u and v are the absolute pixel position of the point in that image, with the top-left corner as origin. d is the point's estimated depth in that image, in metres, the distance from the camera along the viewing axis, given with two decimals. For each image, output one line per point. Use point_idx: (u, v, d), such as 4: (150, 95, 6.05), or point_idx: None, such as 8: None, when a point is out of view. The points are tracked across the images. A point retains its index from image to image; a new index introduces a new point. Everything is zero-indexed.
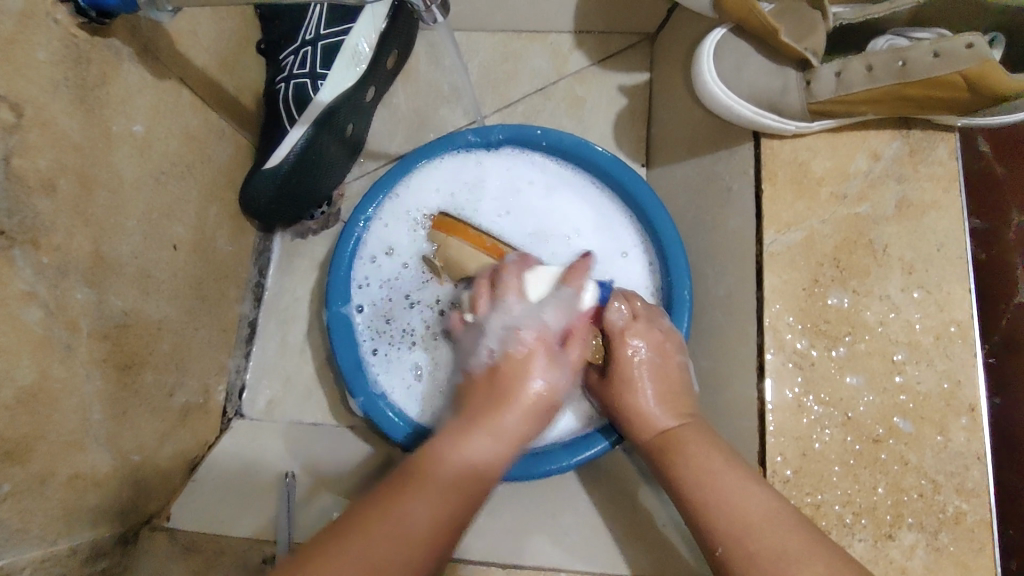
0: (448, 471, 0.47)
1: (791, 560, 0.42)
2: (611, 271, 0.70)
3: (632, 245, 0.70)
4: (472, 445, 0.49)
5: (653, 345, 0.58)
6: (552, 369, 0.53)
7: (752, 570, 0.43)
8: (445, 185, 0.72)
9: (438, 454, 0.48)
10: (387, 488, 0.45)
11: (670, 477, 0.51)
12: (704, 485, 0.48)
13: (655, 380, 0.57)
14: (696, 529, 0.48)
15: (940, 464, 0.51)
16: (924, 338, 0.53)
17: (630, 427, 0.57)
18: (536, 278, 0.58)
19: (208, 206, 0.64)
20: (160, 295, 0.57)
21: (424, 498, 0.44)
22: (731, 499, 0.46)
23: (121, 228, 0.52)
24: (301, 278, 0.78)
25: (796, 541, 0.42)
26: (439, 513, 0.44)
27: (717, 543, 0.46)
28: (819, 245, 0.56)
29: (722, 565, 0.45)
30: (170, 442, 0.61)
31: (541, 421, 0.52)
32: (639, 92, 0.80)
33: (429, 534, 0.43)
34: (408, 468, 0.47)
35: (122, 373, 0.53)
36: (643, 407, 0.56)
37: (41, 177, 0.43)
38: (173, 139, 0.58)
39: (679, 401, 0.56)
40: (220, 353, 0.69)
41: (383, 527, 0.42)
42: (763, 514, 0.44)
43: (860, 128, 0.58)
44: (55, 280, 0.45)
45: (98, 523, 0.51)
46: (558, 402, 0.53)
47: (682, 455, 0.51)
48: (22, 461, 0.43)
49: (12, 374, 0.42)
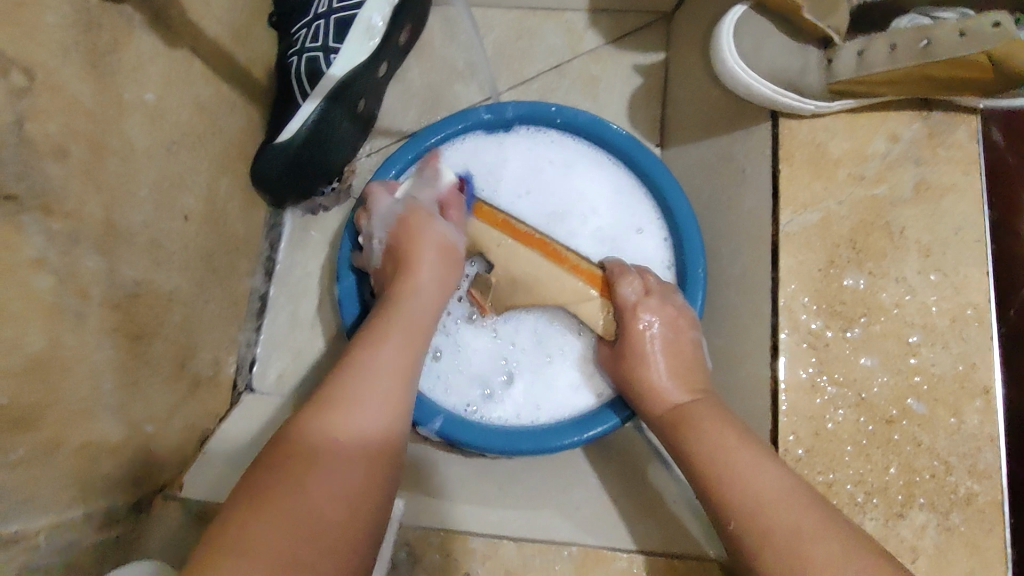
0: (339, 432, 0.43)
1: (805, 536, 0.42)
2: (626, 249, 0.69)
3: (648, 223, 0.69)
4: (373, 393, 0.46)
5: (665, 319, 0.59)
6: (440, 224, 0.60)
7: (764, 545, 0.43)
8: (457, 166, 0.71)
9: (306, 419, 0.44)
10: (277, 463, 0.41)
11: (683, 452, 0.51)
12: (718, 463, 0.48)
13: (667, 355, 0.57)
14: (710, 506, 0.48)
15: (952, 445, 0.51)
16: (940, 321, 0.53)
17: (642, 403, 0.57)
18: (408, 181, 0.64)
19: (219, 178, 0.64)
20: (171, 266, 0.57)
21: (324, 457, 0.42)
22: (740, 475, 0.46)
23: (132, 197, 0.51)
24: (312, 253, 0.78)
25: (807, 515, 0.43)
26: (346, 468, 0.42)
27: (729, 518, 0.46)
28: (835, 225, 0.56)
29: (735, 542, 0.45)
30: (180, 414, 0.61)
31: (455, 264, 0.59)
32: (654, 72, 0.79)
33: (348, 482, 0.42)
34: (273, 446, 0.43)
35: (133, 343, 0.53)
36: (655, 381, 0.56)
37: (51, 144, 0.43)
38: (184, 109, 0.57)
39: (692, 376, 0.56)
40: (230, 326, 0.69)
41: (303, 485, 0.40)
42: (773, 488, 0.45)
43: (880, 109, 0.58)
44: (67, 247, 0.45)
45: (108, 492, 0.51)
46: (454, 249, 0.59)
47: (694, 433, 0.51)
48: (34, 427, 0.43)
49: (24, 340, 0.42)
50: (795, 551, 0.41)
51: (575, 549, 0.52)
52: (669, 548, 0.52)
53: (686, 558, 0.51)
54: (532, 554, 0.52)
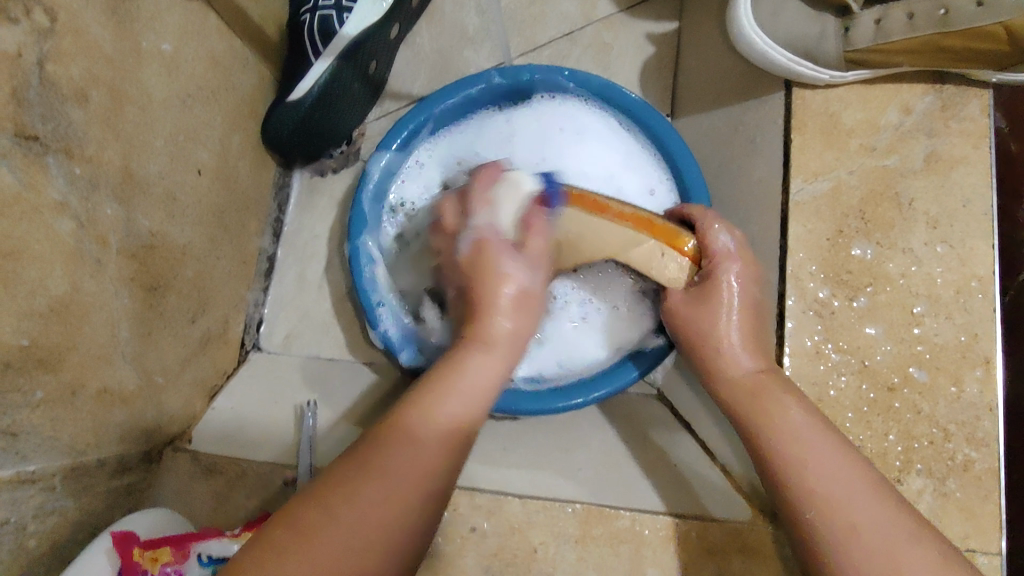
0: (429, 430, 0.42)
1: (894, 534, 0.40)
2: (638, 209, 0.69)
3: (658, 182, 0.70)
4: (459, 392, 0.44)
5: (748, 274, 0.56)
6: (515, 262, 0.53)
7: (848, 538, 0.40)
8: (468, 134, 0.73)
9: (411, 411, 0.43)
10: (376, 444, 0.41)
11: (742, 420, 0.49)
12: (786, 439, 0.46)
13: (742, 314, 0.55)
14: (776, 491, 0.45)
15: (952, 413, 0.52)
16: (945, 292, 0.54)
17: (714, 362, 0.54)
18: (503, 189, 0.59)
19: (231, 135, 0.64)
20: (184, 220, 0.57)
21: (403, 457, 0.40)
22: (825, 466, 0.44)
23: (148, 147, 0.51)
24: (320, 216, 0.78)
25: (890, 513, 0.41)
26: (426, 461, 0.41)
27: (792, 494, 0.44)
28: (845, 195, 0.56)
29: (809, 530, 0.42)
30: (191, 368, 0.61)
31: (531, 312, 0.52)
32: (666, 40, 0.79)
33: (426, 474, 0.41)
34: (377, 433, 0.42)
35: (148, 294, 0.53)
36: (729, 337, 0.54)
37: (73, 87, 0.43)
38: (199, 61, 0.57)
39: (760, 343, 0.54)
40: (239, 284, 0.69)
41: (384, 479, 0.39)
42: (853, 478, 0.43)
43: (894, 81, 0.58)
44: (87, 193, 0.45)
45: (123, 440, 0.52)
46: (525, 287, 0.52)
47: (775, 409, 0.48)
48: (54, 370, 0.43)
49: (46, 283, 0.42)
50: (882, 547, 0.39)
51: (579, 507, 0.53)
52: (672, 508, 0.53)
53: (688, 518, 0.53)
54: (536, 511, 0.53)
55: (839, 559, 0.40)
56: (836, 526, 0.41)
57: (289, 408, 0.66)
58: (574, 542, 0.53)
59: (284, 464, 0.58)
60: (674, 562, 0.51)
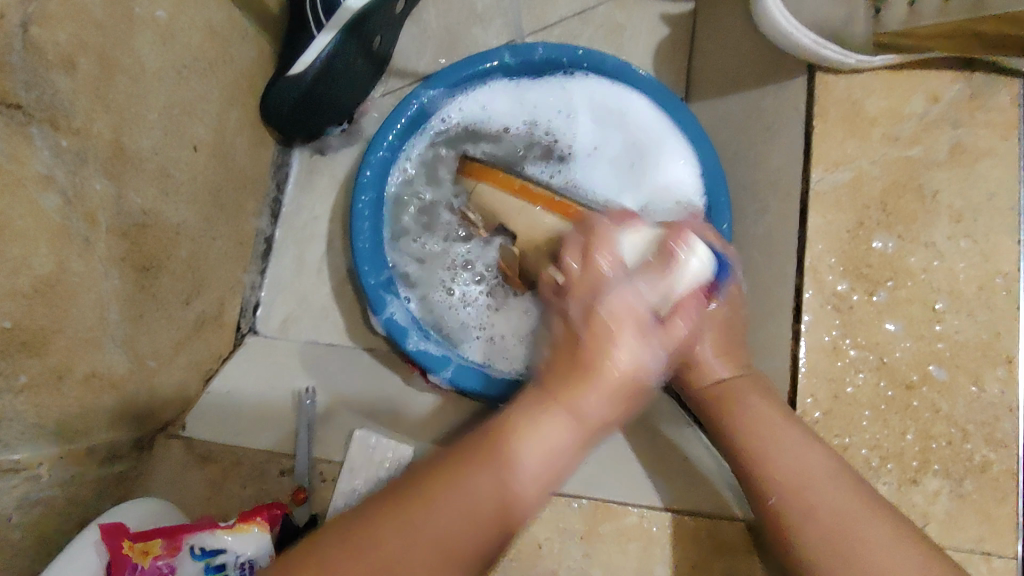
0: (523, 438, 0.38)
1: (853, 515, 0.41)
2: (666, 189, 0.67)
3: (689, 156, 0.65)
4: (540, 442, 0.38)
5: (722, 288, 0.53)
6: (616, 248, 0.45)
7: (811, 521, 0.42)
8: (513, 101, 0.70)
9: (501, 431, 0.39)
10: (467, 453, 0.38)
11: (724, 426, 0.50)
12: (766, 440, 0.47)
13: (721, 332, 0.54)
14: (748, 481, 0.47)
15: (971, 413, 0.50)
16: (968, 288, 0.52)
17: (687, 374, 0.54)
18: (635, 237, 0.47)
19: (228, 110, 0.61)
20: (178, 197, 0.55)
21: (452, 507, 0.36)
22: (791, 455, 0.45)
23: (141, 121, 0.49)
24: (319, 196, 0.76)
25: (876, 514, 0.41)
26: (472, 506, 0.36)
27: (772, 494, 0.45)
28: (867, 186, 0.54)
29: (775, 515, 0.44)
30: (185, 352, 0.59)
31: (629, 402, 0.41)
32: (682, 22, 0.76)
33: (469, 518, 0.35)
34: (480, 435, 0.39)
35: (140, 276, 0.51)
36: (702, 357, 0.53)
37: (60, 53, 0.40)
38: (196, 31, 0.54)
39: (736, 350, 0.54)
40: (235, 267, 0.67)
41: (452, 493, 0.36)
42: (833, 478, 0.43)
43: (921, 67, 0.55)
44: (74, 166, 0.42)
45: (114, 427, 0.50)
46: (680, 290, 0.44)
47: (743, 406, 0.50)
48: (39, 353, 0.41)
49: (29, 262, 0.40)
50: (845, 530, 0.41)
51: (585, 502, 0.52)
52: (682, 504, 0.52)
53: (699, 516, 0.51)
54: (542, 506, 0.52)
55: (803, 543, 0.42)
56: (819, 528, 0.41)
57: (286, 394, 0.63)
58: (580, 539, 0.52)
59: (281, 451, 0.58)
60: (682, 560, 0.50)
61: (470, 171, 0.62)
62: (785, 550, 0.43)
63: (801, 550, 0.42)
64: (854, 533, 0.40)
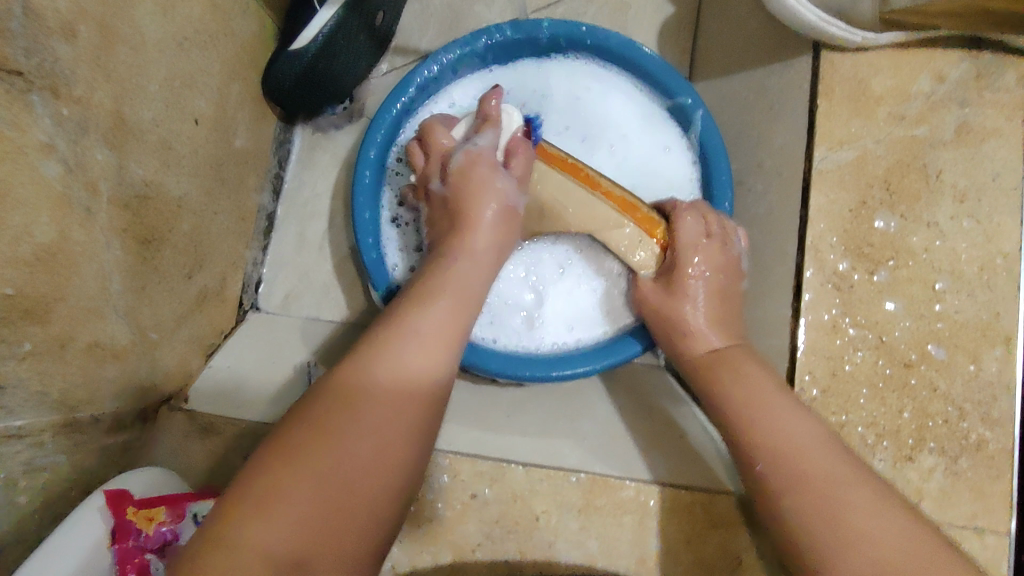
0: (377, 375, 0.40)
1: (836, 480, 0.42)
2: (654, 168, 0.68)
3: (676, 141, 0.68)
4: (421, 341, 0.43)
5: (719, 268, 0.57)
6: (503, 180, 0.53)
7: (799, 487, 0.42)
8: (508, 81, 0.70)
9: (352, 363, 0.41)
10: (326, 408, 0.38)
11: (716, 394, 0.51)
12: (755, 409, 0.47)
13: (711, 300, 0.56)
14: (738, 449, 0.47)
15: (968, 392, 0.51)
16: (969, 269, 0.52)
17: (678, 342, 0.56)
18: (492, 104, 0.57)
19: (230, 84, 0.61)
20: (180, 170, 0.55)
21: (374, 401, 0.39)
22: (780, 421, 0.46)
23: (142, 92, 0.49)
24: (322, 174, 0.76)
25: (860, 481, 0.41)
26: (376, 429, 0.38)
27: (759, 460, 0.45)
28: (870, 165, 0.54)
29: (762, 481, 0.45)
30: (186, 326, 0.59)
31: (508, 236, 0.53)
32: (687, 0, 0.75)
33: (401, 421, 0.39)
34: (331, 391, 0.39)
35: (141, 248, 0.51)
36: (695, 323, 0.55)
37: (60, 20, 0.40)
38: (196, 3, 0.54)
39: (730, 321, 0.55)
40: (237, 242, 0.67)
41: (332, 455, 0.36)
42: (822, 447, 0.44)
43: (927, 46, 0.55)
44: (75, 136, 0.43)
45: (118, 397, 0.51)
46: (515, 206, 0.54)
47: (733, 375, 0.50)
48: (42, 322, 0.42)
49: (31, 230, 0.40)
50: (831, 494, 0.41)
51: (583, 476, 0.53)
52: (677, 479, 0.53)
53: (696, 491, 0.51)
54: (540, 479, 0.53)
55: (787, 506, 0.42)
56: (804, 493, 0.42)
57: (288, 369, 0.64)
58: (577, 512, 0.52)
59: (280, 426, 0.57)
60: (678, 533, 0.51)
61: (478, 119, 0.60)
62: (772, 514, 0.43)
63: (787, 513, 0.42)
64: (838, 499, 0.41)
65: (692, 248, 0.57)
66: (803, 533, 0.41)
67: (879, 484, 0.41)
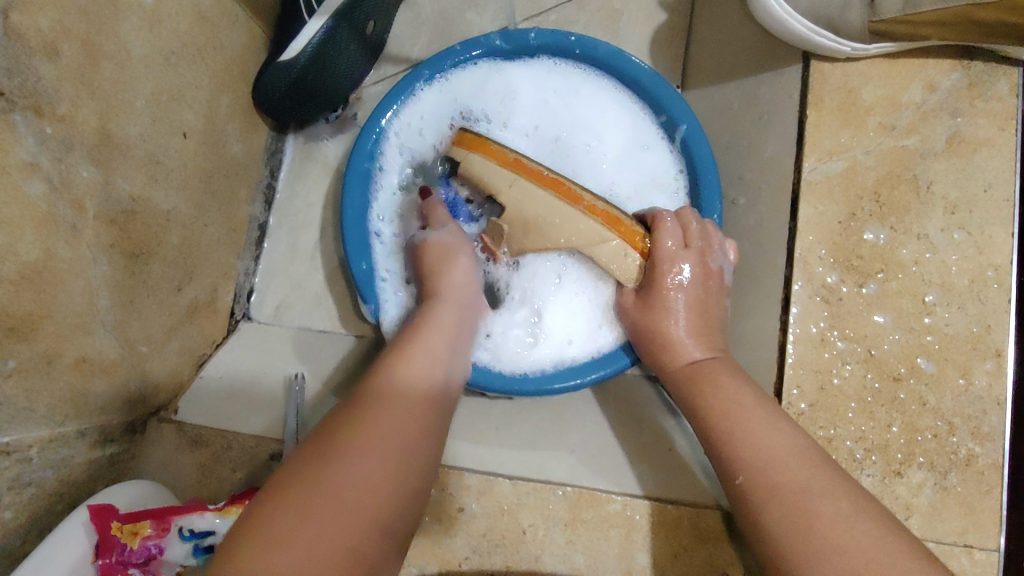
0: (406, 383, 0.43)
1: (813, 491, 0.41)
2: (636, 170, 0.67)
3: (657, 142, 0.67)
4: (425, 355, 0.46)
5: (698, 277, 0.56)
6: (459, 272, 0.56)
7: (773, 499, 0.42)
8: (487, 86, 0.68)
9: (381, 373, 0.43)
10: (333, 422, 0.39)
11: (696, 407, 0.50)
12: (735, 421, 0.47)
13: (693, 313, 0.56)
14: (719, 464, 0.47)
15: (958, 407, 0.50)
16: (959, 281, 0.51)
17: (659, 356, 0.56)
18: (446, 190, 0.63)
19: (219, 96, 0.61)
20: (168, 184, 0.55)
21: (395, 396, 0.41)
22: (755, 434, 0.46)
23: (128, 108, 0.49)
24: (314, 183, 0.76)
25: (838, 491, 0.41)
26: (397, 427, 0.39)
27: (738, 473, 0.45)
28: (860, 176, 0.54)
29: (741, 494, 0.44)
30: (177, 338, 0.60)
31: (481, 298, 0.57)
32: (680, 7, 0.75)
33: (406, 426, 0.40)
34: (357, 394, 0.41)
35: (130, 262, 0.51)
36: (675, 334, 0.55)
37: (42, 39, 0.40)
38: (184, 16, 0.54)
39: (712, 334, 0.55)
40: (228, 253, 0.67)
41: (361, 447, 0.37)
42: (800, 458, 0.43)
43: (919, 55, 0.54)
44: (60, 154, 0.43)
45: (106, 411, 0.51)
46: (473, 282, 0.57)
47: (712, 387, 0.50)
48: (28, 339, 0.42)
49: (16, 248, 0.40)
50: (800, 504, 0.41)
51: (569, 489, 0.53)
52: (664, 494, 0.52)
53: (682, 505, 0.51)
54: (527, 493, 0.53)
55: (764, 519, 0.42)
56: (780, 505, 0.41)
57: (278, 381, 0.64)
58: (564, 526, 0.52)
59: (269, 436, 0.57)
60: (665, 547, 0.51)
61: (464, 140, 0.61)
62: (751, 527, 0.43)
63: (763, 527, 0.42)
64: (813, 510, 0.40)
65: (672, 258, 0.56)
66: (779, 547, 0.40)
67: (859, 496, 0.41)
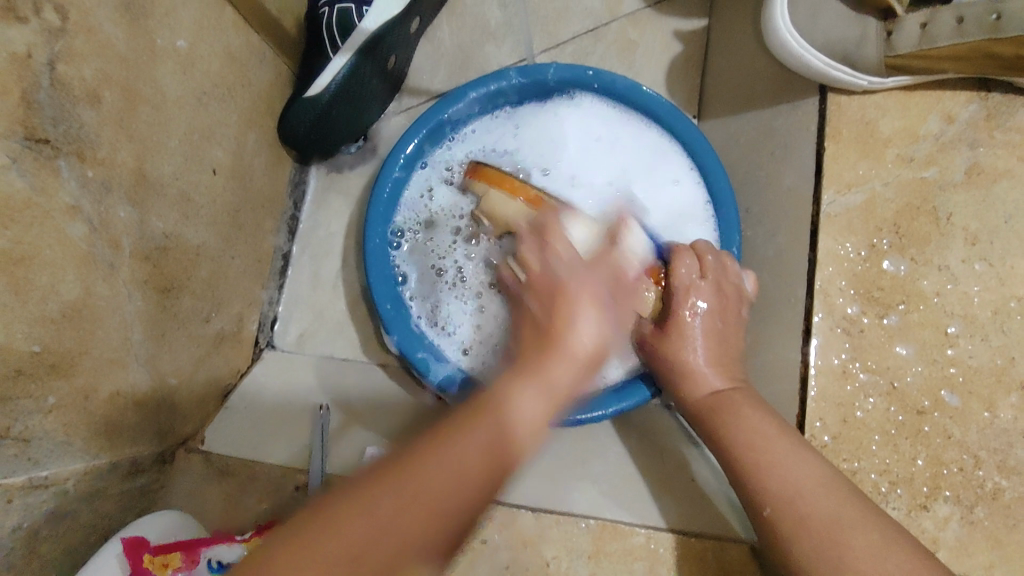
0: (506, 417, 0.39)
1: (843, 525, 0.41)
2: (656, 202, 0.68)
3: (677, 172, 0.68)
4: (528, 396, 0.41)
5: (715, 307, 0.57)
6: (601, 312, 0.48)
7: (803, 532, 0.42)
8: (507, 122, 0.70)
9: (494, 409, 0.40)
10: (406, 450, 0.37)
11: (719, 437, 0.51)
12: (758, 449, 0.47)
13: (710, 342, 0.56)
14: (744, 494, 0.48)
15: (984, 439, 0.50)
16: (982, 312, 0.51)
17: (677, 385, 0.56)
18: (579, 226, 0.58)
19: (247, 133, 0.63)
20: (198, 220, 0.56)
21: (481, 440, 0.37)
22: (778, 466, 0.46)
23: (162, 148, 0.50)
24: (336, 212, 0.77)
25: (871, 524, 0.41)
26: (448, 470, 0.35)
27: (764, 506, 0.45)
28: (879, 208, 0.54)
29: (769, 527, 0.44)
30: (204, 368, 0.61)
31: (591, 374, 0.47)
32: (695, 38, 0.76)
33: (445, 488, 0.35)
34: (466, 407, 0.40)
35: (161, 296, 0.52)
36: (693, 364, 0.55)
37: (86, 88, 0.42)
38: (215, 57, 0.56)
39: (731, 363, 0.56)
40: (253, 283, 0.69)
41: (404, 482, 0.35)
42: (828, 490, 0.43)
43: (935, 88, 0.55)
44: (99, 196, 0.44)
45: (137, 442, 0.52)
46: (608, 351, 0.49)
47: (734, 418, 0.50)
48: (67, 375, 0.43)
49: (58, 288, 0.41)
50: (832, 539, 0.41)
51: (592, 522, 0.53)
52: (689, 526, 0.53)
53: (707, 537, 0.52)
54: (550, 525, 0.53)
55: (796, 553, 0.42)
56: (810, 540, 0.41)
57: (301, 411, 0.65)
58: (587, 558, 0.52)
59: (294, 467, 0.60)
60: None
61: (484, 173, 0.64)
62: (783, 560, 0.43)
63: (794, 560, 0.42)
64: (845, 546, 0.40)
65: (688, 291, 0.57)
66: None
67: (893, 530, 0.41)
